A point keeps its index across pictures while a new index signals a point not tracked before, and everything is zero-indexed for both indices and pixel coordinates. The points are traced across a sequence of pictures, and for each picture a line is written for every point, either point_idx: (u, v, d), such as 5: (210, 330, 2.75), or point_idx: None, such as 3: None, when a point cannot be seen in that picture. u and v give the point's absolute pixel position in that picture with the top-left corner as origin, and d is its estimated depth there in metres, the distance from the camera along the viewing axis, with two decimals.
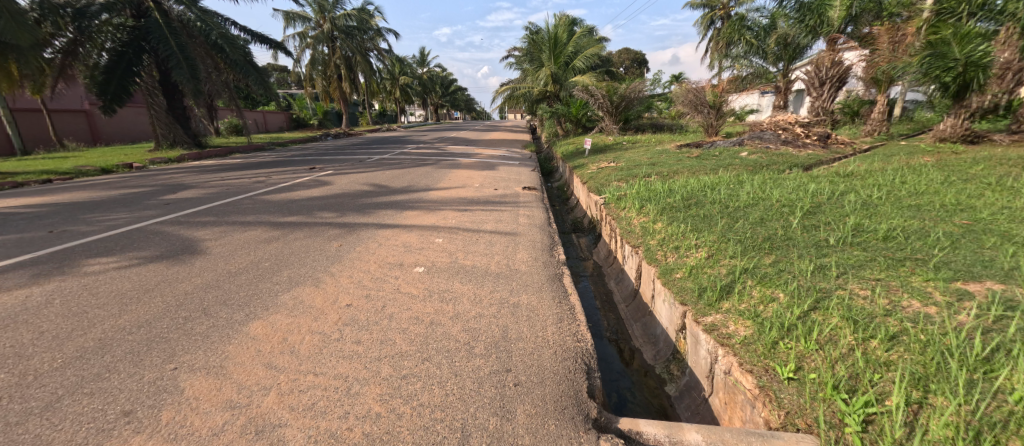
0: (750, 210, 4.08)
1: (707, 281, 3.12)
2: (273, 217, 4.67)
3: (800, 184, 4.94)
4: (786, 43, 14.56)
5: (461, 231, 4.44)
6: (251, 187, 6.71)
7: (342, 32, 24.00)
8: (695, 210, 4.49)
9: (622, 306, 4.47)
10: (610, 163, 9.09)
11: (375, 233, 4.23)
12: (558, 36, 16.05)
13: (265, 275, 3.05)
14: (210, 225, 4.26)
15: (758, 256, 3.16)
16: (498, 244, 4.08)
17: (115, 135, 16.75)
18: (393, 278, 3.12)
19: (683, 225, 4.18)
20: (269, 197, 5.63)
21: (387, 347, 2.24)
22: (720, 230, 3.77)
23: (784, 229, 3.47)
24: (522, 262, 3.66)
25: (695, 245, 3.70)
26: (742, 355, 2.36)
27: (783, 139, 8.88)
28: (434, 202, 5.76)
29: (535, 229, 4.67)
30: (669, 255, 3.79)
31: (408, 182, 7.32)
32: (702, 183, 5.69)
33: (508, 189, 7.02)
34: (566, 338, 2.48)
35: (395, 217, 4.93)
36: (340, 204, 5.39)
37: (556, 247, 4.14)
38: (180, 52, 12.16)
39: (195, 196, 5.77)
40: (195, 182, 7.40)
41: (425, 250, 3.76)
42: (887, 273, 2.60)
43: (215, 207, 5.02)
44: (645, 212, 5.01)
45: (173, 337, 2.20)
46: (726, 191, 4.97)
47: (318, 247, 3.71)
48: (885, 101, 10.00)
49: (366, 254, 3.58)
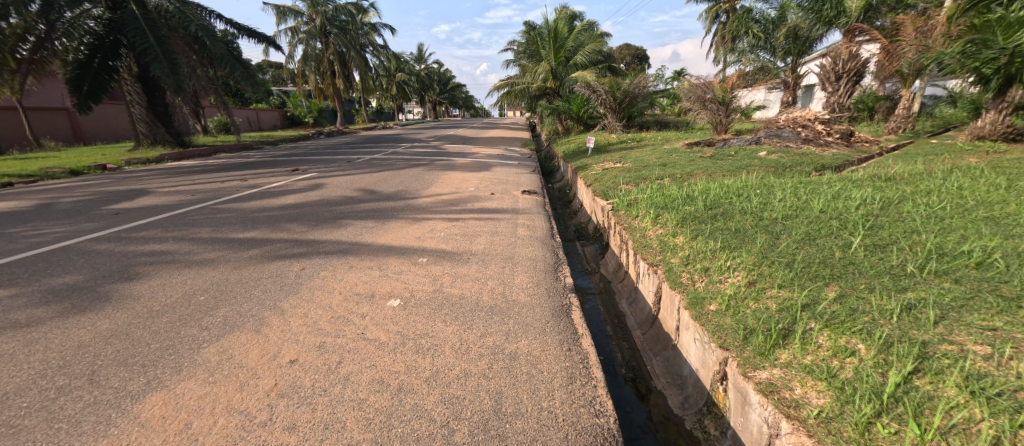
0: (792, 224, 3.46)
1: (754, 319, 2.49)
2: (232, 231, 4.03)
3: (839, 190, 4.31)
4: (796, 36, 13.97)
5: (449, 250, 3.80)
6: (220, 191, 6.08)
7: (335, 27, 23.28)
8: (723, 222, 3.85)
9: (638, 334, 3.84)
10: (616, 163, 8.43)
11: (349, 253, 3.60)
12: (557, 31, 15.26)
13: (192, 315, 2.39)
14: (151, 243, 3.61)
15: (815, 286, 2.54)
16: (492, 265, 3.46)
17: (97, 134, 16.08)
18: (360, 316, 2.48)
19: (711, 241, 3.54)
20: (234, 206, 4.97)
21: (330, 438, 1.60)
22: (760, 249, 3.12)
23: (843, 250, 2.83)
24: (521, 288, 3.05)
25: (731, 267, 3.07)
26: (820, 437, 1.71)
27: (803, 136, 8.26)
28: (422, 210, 5.13)
29: (536, 243, 4.06)
30: (698, 279, 3.18)
31: (395, 186, 6.66)
32: (724, 189, 5.07)
33: (506, 194, 6.39)
34: (580, 411, 1.84)
35: (374, 231, 4.29)
36: (312, 213, 4.74)
37: (562, 267, 3.52)
38: (158, 46, 11.46)
39: (153, 205, 5.13)
40: (160, 187, 6.72)
41: (406, 276, 3.12)
42: (1007, 320, 1.97)
43: (168, 219, 4.36)
44: (661, 222, 4.38)
45: (26, 427, 1.58)
46: (755, 198, 4.34)
47: (275, 272, 3.07)
48: (910, 96, 9.37)
49: (335, 281, 2.95)
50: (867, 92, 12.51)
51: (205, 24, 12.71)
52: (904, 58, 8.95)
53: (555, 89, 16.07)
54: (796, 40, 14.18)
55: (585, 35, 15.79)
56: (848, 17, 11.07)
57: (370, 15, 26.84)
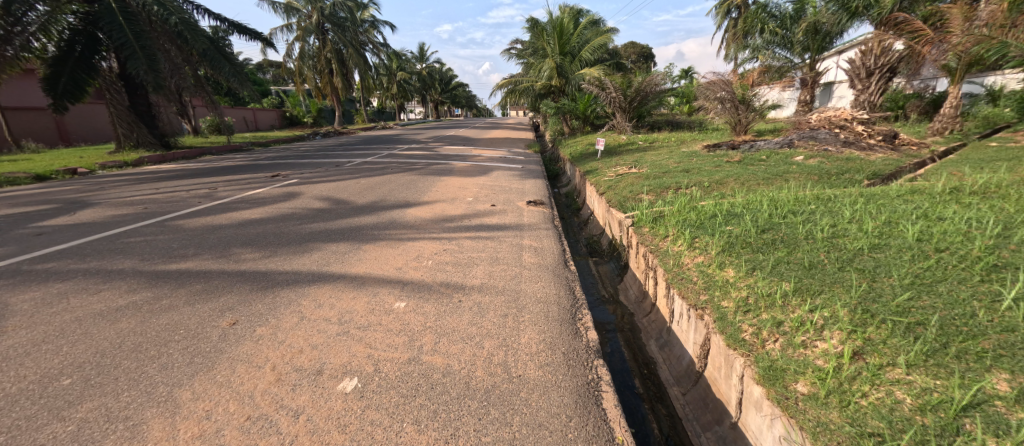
0: (886, 259, 2.64)
1: (882, 423, 1.69)
2: (165, 261, 3.20)
3: (924, 209, 3.53)
4: (816, 31, 13.24)
5: (437, 287, 2.96)
6: (180, 203, 5.30)
7: (332, 23, 22.57)
8: (786, 251, 3.03)
9: (676, 394, 3.00)
10: (631, 168, 7.60)
11: (307, 291, 2.77)
12: (563, 26, 14.44)
13: (31, 423, 1.57)
14: (50, 281, 2.78)
15: (970, 373, 1.75)
16: (491, 312, 2.62)
17: (81, 135, 15.36)
18: (291, 416, 1.66)
19: (780, 280, 2.71)
20: (185, 224, 4.17)
21: None
22: (858, 299, 2.31)
23: (990, 310, 2.02)
24: (529, 352, 2.22)
25: (820, 326, 2.25)
26: None
27: (842, 139, 7.46)
28: (409, 228, 4.30)
29: (547, 277, 3.23)
30: (770, 338, 2.36)
31: (380, 196, 5.83)
32: (771, 203, 4.27)
33: (509, 205, 5.60)
34: None
35: (346, 257, 3.45)
36: (275, 234, 3.93)
37: (581, 315, 2.69)
38: (136, 41, 10.70)
39: (94, 222, 4.36)
40: (114, 198, 5.92)
41: (373, 333, 2.28)
42: None
43: (92, 243, 3.54)
44: (700, 247, 3.55)
45: None
46: (820, 218, 3.53)
47: (189, 330, 2.21)
48: (958, 94, 8.68)
49: (273, 345, 2.11)
50: (896, 90, 11.72)
51: (186, 18, 11.89)
52: (952, 52, 8.17)
53: (560, 87, 15.19)
54: (816, 35, 13.39)
55: (592, 31, 14.98)
56: (881, 8, 10.39)
57: (369, 11, 26.18)
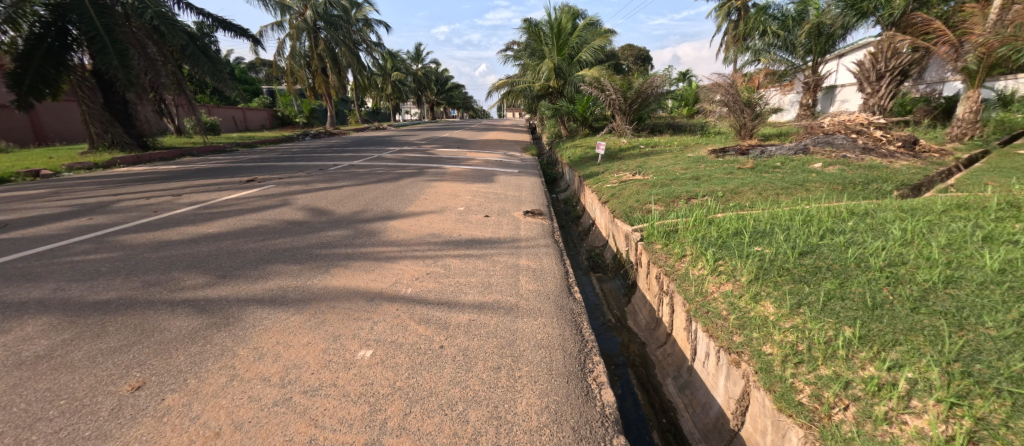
0: (971, 298, 2.13)
1: None
2: (84, 289, 2.64)
3: (986, 229, 3.02)
4: (819, 33, 12.83)
5: (412, 324, 2.39)
6: (134, 213, 4.74)
7: (325, 22, 21.98)
8: (838, 284, 2.49)
9: None
10: (634, 174, 7.09)
11: (249, 332, 2.21)
12: (560, 26, 13.93)
13: None
14: None
15: None
16: (479, 364, 2.06)
17: (59, 134, 14.77)
18: None
19: (837, 323, 2.19)
20: (129, 240, 3.62)
21: None
22: (956, 359, 1.79)
23: None
24: (528, 428, 1.68)
25: (906, 392, 1.74)
26: None
27: (860, 145, 7.00)
28: (387, 245, 3.74)
29: (548, 311, 2.69)
30: (837, 403, 1.83)
31: (362, 206, 5.28)
32: (800, 218, 3.75)
33: (504, 215, 5.06)
34: None
35: (309, 283, 2.89)
36: (230, 252, 3.37)
37: (592, 366, 2.15)
38: (107, 35, 10.11)
39: (26, 236, 3.81)
40: (67, 205, 5.37)
41: (325, 401, 1.74)
42: None
43: (7, 264, 3.00)
44: (727, 273, 3.01)
45: None
46: (866, 240, 3.01)
47: (73, 402, 1.67)
48: (977, 98, 8.24)
49: (182, 425, 1.57)
50: (904, 94, 11.32)
51: (163, 12, 11.30)
52: (974, 53, 7.71)
53: (558, 89, 14.61)
54: (819, 38, 12.99)
55: (590, 31, 14.51)
56: (893, 9, 9.97)
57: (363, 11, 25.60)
